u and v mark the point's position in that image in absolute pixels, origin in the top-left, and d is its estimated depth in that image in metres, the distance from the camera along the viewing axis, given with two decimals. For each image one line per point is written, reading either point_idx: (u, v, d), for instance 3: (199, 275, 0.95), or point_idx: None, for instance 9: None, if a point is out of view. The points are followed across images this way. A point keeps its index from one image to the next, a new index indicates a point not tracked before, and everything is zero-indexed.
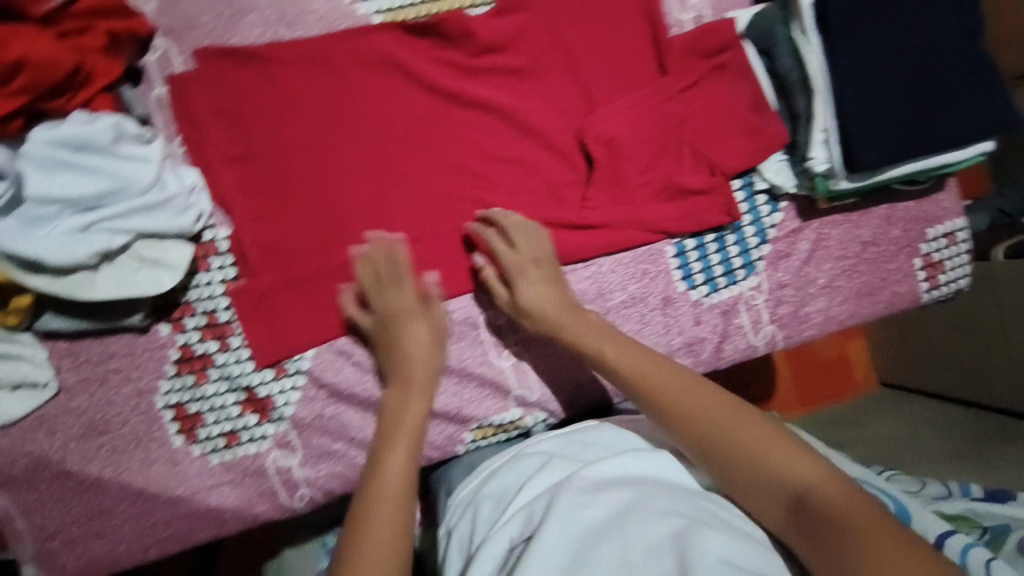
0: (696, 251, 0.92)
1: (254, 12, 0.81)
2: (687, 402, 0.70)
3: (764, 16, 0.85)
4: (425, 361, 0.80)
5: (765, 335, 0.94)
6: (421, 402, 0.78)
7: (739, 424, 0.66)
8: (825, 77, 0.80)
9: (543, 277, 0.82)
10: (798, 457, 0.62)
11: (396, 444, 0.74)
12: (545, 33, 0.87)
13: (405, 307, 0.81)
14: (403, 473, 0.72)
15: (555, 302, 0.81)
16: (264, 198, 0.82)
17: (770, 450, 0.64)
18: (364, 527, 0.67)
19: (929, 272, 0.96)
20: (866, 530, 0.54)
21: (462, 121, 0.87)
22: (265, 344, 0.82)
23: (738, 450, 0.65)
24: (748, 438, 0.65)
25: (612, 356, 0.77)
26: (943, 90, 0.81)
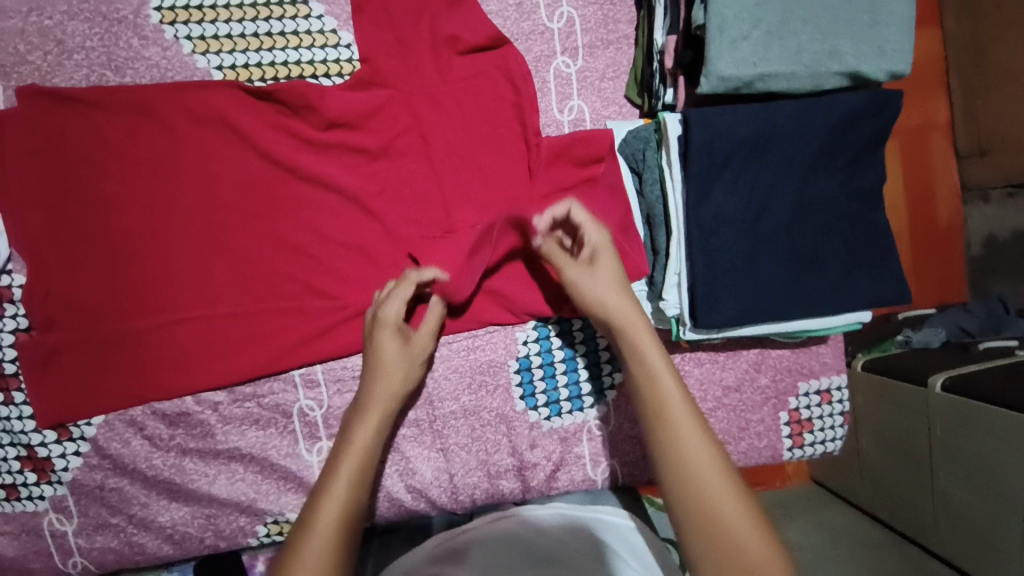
0: (542, 368, 0.85)
1: (80, 52, 0.76)
2: (687, 427, 0.57)
3: (636, 136, 0.78)
4: (399, 372, 0.74)
5: (605, 470, 0.87)
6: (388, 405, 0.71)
7: (727, 479, 0.54)
8: (681, 218, 0.73)
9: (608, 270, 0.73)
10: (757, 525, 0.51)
11: (361, 428, 0.68)
12: (403, 113, 0.80)
13: (386, 335, 0.74)
14: (368, 444, 0.67)
15: (622, 299, 0.70)
16: (70, 250, 0.77)
17: (714, 473, 0.54)
18: (329, 491, 0.61)
19: (796, 430, 0.88)
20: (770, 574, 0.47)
21: (299, 196, 0.80)
22: (45, 404, 0.77)
23: (699, 488, 0.53)
24: (688, 438, 0.56)
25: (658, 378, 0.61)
26: (810, 251, 0.74)
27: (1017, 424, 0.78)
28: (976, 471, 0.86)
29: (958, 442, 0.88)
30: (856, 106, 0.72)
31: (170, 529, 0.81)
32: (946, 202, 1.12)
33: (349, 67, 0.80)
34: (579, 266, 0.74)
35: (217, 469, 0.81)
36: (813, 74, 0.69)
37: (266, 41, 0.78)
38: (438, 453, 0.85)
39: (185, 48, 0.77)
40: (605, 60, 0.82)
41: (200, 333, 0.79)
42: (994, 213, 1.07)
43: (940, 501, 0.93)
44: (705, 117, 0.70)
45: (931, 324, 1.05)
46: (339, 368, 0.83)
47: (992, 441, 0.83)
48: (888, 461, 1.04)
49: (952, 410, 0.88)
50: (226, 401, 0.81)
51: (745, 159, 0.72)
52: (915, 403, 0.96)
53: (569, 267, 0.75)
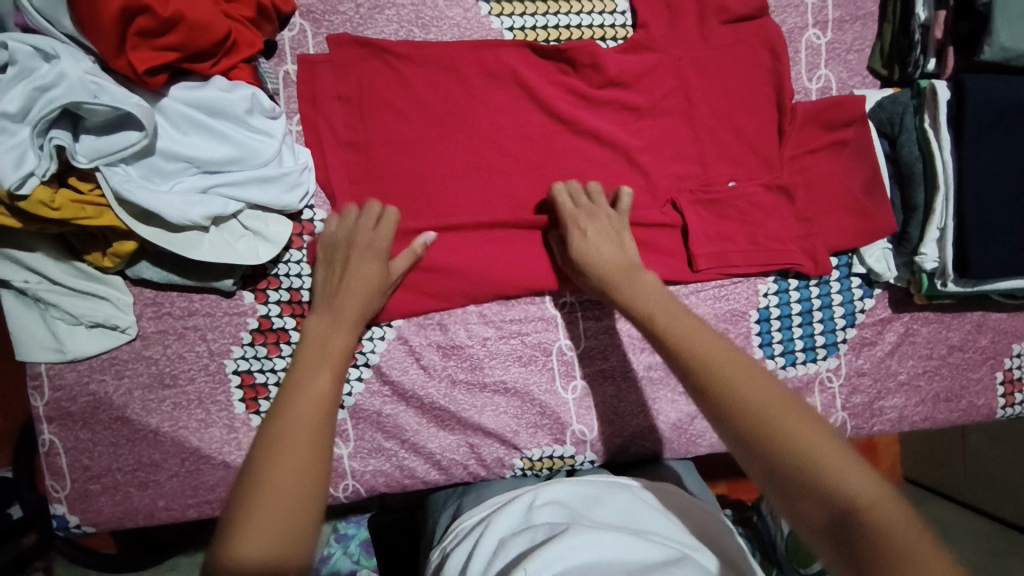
0: (779, 320, 0.90)
1: (391, 9, 0.83)
2: (702, 349, 0.62)
3: (894, 101, 0.85)
4: (362, 299, 0.75)
5: (835, 421, 0.91)
6: (345, 334, 0.72)
7: (787, 407, 0.54)
8: (951, 175, 0.79)
9: (606, 232, 0.79)
10: (807, 428, 0.52)
11: (320, 369, 0.65)
12: (670, 75, 0.87)
13: (362, 263, 0.76)
14: (337, 364, 0.67)
15: (606, 251, 0.77)
16: (370, 189, 0.83)
17: (756, 402, 0.55)
18: (272, 457, 0.54)
19: (1009, 389, 0.93)
20: (854, 480, 0.48)
21: (573, 149, 0.86)
22: None
23: (767, 425, 0.53)
24: (733, 373, 0.58)
25: (663, 322, 0.67)
26: None
27: None
28: None
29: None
30: None
31: (439, 456, 0.86)
32: None
33: (625, 33, 0.88)
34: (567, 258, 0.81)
35: (482, 401, 0.86)
36: None
37: (552, 6, 0.86)
38: (681, 396, 0.90)
39: (483, 10, 0.85)
40: (853, 34, 0.89)
41: (475, 269, 0.83)
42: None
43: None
44: (981, 81, 0.78)
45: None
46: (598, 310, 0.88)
47: None
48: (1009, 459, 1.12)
49: None
50: (494, 337, 0.86)
51: (1012, 122, 0.78)
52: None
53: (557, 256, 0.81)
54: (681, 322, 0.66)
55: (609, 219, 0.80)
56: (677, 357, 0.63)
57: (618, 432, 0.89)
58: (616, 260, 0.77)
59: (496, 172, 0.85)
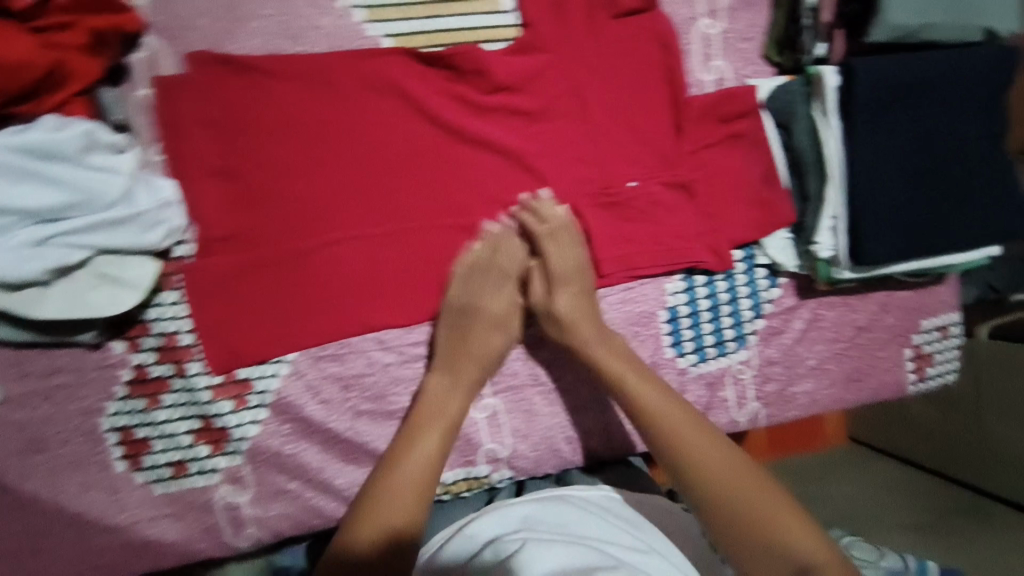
0: (688, 317, 0.90)
1: (257, 20, 0.76)
2: (658, 403, 0.77)
3: (787, 92, 0.83)
4: (479, 361, 0.81)
5: (748, 412, 0.92)
6: (463, 390, 0.80)
7: (737, 459, 0.73)
8: (841, 164, 0.78)
9: (548, 292, 0.83)
10: (757, 479, 0.71)
11: (429, 431, 0.77)
12: (562, 75, 0.83)
13: (476, 329, 0.81)
14: (448, 422, 0.78)
15: (573, 305, 0.81)
16: (248, 219, 0.78)
17: (709, 459, 0.73)
18: (394, 483, 0.73)
19: (917, 364, 0.94)
20: (791, 525, 0.67)
21: (465, 160, 0.82)
22: (229, 366, 0.79)
23: (703, 467, 0.72)
24: (699, 435, 0.75)
25: (610, 366, 0.80)
26: (967, 191, 0.80)
27: None
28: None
29: (1007, 384, 1.06)
30: (994, 57, 0.79)
31: (346, 491, 0.84)
32: None
33: (511, 33, 0.83)
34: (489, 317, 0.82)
35: (390, 430, 0.84)
36: (960, 25, 0.75)
37: (432, 8, 0.80)
38: (595, 403, 0.90)
39: (357, 17, 0.78)
40: (746, 21, 0.86)
41: (371, 295, 0.82)
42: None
43: (988, 443, 1.09)
44: (873, 65, 0.74)
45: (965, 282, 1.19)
46: None
47: None
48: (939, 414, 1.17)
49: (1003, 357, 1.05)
50: (397, 362, 0.84)
51: (907, 104, 0.76)
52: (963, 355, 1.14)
53: (467, 321, 0.81)
54: (612, 350, 0.81)
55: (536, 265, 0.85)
56: (630, 400, 0.78)
57: (534, 446, 0.89)
58: (576, 312, 0.81)
59: (385, 192, 0.81)
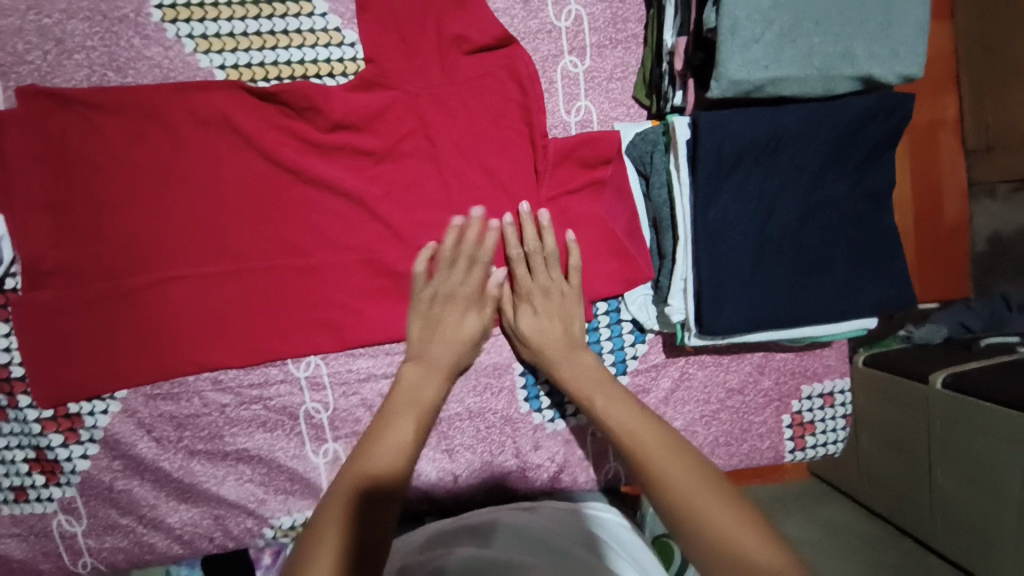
0: (547, 371, 0.86)
1: (81, 52, 0.75)
2: (621, 418, 0.67)
3: (644, 138, 0.78)
4: (456, 347, 0.77)
5: (609, 471, 0.89)
6: (434, 384, 0.75)
7: (679, 451, 0.62)
8: (688, 225, 0.73)
9: (467, 317, 0.78)
10: (696, 473, 0.59)
11: (401, 416, 0.70)
12: (408, 112, 0.79)
13: (456, 298, 0.78)
14: (426, 405, 0.72)
15: (475, 327, 0.78)
16: (74, 253, 0.76)
17: (655, 458, 0.61)
18: (366, 453, 0.65)
19: (797, 432, 0.89)
20: (741, 533, 0.52)
21: (304, 199, 0.79)
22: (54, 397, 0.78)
23: (646, 457, 0.62)
24: (648, 437, 0.64)
25: (565, 373, 0.76)
26: (832, 254, 0.74)
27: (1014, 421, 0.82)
28: (976, 471, 0.90)
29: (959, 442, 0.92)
30: (870, 110, 0.71)
31: (179, 529, 0.83)
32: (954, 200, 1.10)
33: (356, 67, 0.79)
34: (424, 326, 0.78)
35: (225, 470, 0.82)
36: (824, 77, 0.67)
37: (268, 40, 0.77)
38: (443, 455, 0.85)
39: (187, 48, 0.76)
40: (613, 60, 0.81)
41: (200, 334, 0.79)
42: (998, 211, 1.09)
43: (938, 497, 0.97)
44: (717, 120, 0.69)
45: (933, 323, 1.09)
46: (340, 363, 0.83)
47: (989, 439, 0.87)
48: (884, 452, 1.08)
49: (955, 408, 0.91)
50: (232, 404, 0.81)
51: (759, 163, 0.71)
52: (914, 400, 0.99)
53: (421, 317, 0.78)
54: (595, 379, 0.74)
55: (468, 286, 0.77)
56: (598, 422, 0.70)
57: None
58: (460, 335, 0.78)
59: (217, 229, 0.78)
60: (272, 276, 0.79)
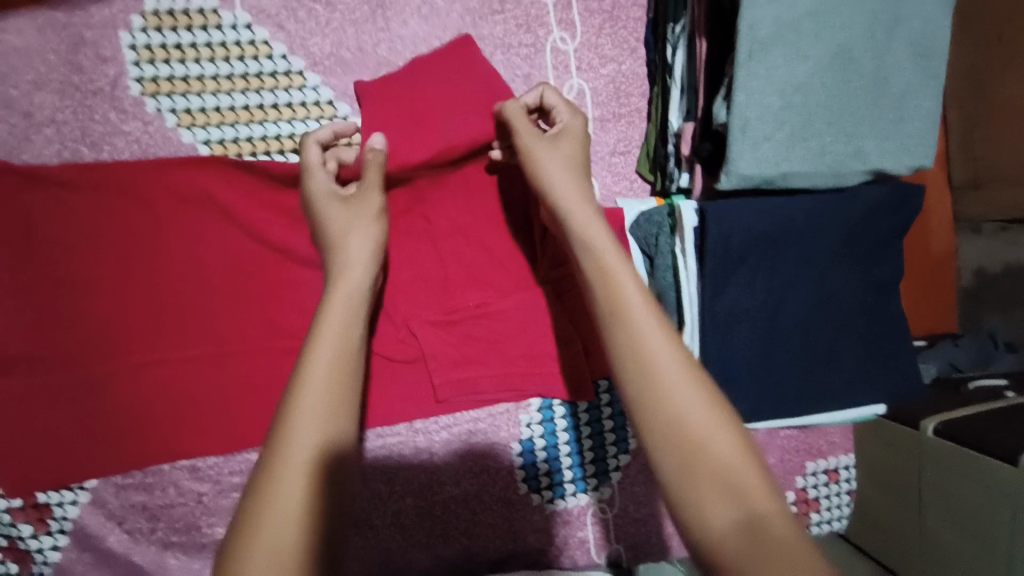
0: (546, 451, 0.83)
1: (51, 126, 0.70)
2: (645, 327, 0.45)
3: (649, 220, 0.73)
4: (361, 273, 0.53)
5: (610, 554, 0.86)
6: (346, 305, 0.50)
7: (725, 433, 0.41)
8: (695, 312, 0.71)
9: (371, 181, 0.60)
10: (741, 454, 0.40)
11: (311, 400, 0.43)
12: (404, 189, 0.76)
13: (358, 209, 0.58)
14: (343, 343, 0.47)
15: (376, 197, 0.59)
16: (45, 339, 0.71)
17: (692, 458, 0.40)
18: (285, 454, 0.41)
19: (802, 509, 0.87)
20: None
21: (293, 279, 0.76)
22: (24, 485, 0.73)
23: (678, 421, 0.41)
24: (678, 375, 0.43)
25: (576, 223, 0.53)
26: (841, 344, 0.72)
27: None
28: None
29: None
30: (878, 202, 0.70)
31: None
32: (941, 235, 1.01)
33: None
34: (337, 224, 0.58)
35: (203, 562, 0.78)
36: (835, 174, 0.66)
37: (256, 114, 0.73)
38: (438, 540, 0.82)
39: (169, 122, 0.71)
40: (616, 135, 0.79)
41: (181, 421, 0.74)
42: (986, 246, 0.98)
43: None
44: (723, 210, 0.68)
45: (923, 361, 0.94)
46: None
47: None
48: None
49: None
50: (212, 493, 0.77)
51: (769, 250, 0.69)
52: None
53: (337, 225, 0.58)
54: (613, 260, 0.49)
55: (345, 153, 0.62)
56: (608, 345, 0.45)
57: None
58: (376, 210, 0.58)
59: (201, 310, 0.74)
60: (259, 360, 0.75)
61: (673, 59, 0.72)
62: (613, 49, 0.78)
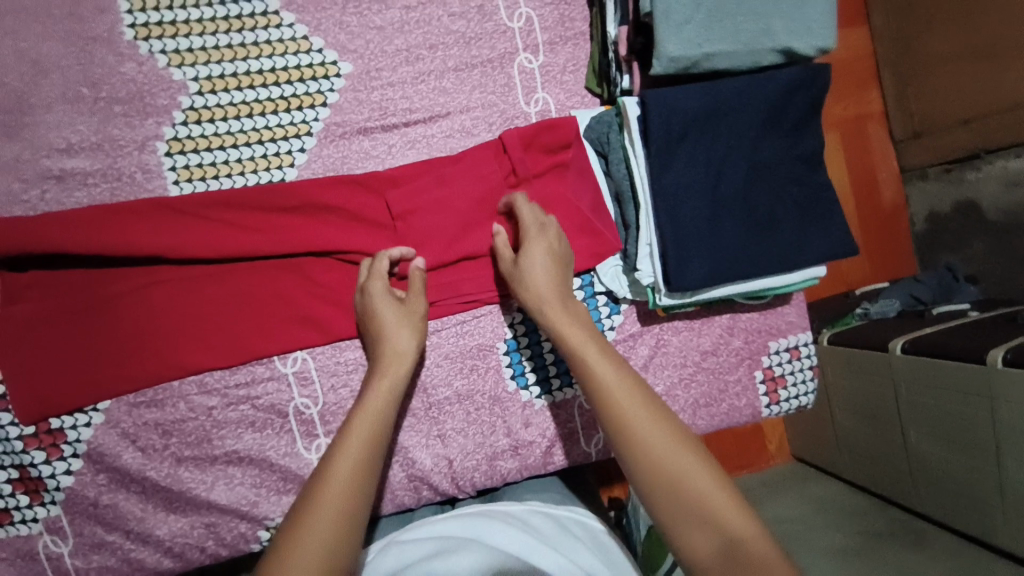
0: (529, 348, 0.89)
1: (58, 73, 0.78)
2: (615, 384, 0.67)
3: (600, 121, 0.84)
4: (400, 365, 0.75)
5: (597, 442, 0.92)
6: (386, 390, 0.73)
7: (686, 452, 0.62)
8: (648, 192, 0.79)
9: (404, 314, 0.77)
10: (698, 465, 0.61)
11: (351, 439, 0.68)
12: (379, 112, 0.85)
13: (397, 319, 0.76)
14: (381, 408, 0.71)
15: (410, 318, 0.77)
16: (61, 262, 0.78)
17: (669, 469, 0.61)
18: (326, 483, 0.64)
19: (770, 387, 0.94)
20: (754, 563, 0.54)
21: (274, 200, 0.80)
22: (34, 404, 0.77)
23: (646, 450, 0.62)
24: (642, 414, 0.64)
25: (550, 311, 0.74)
26: (781, 210, 0.80)
27: (973, 375, 0.86)
28: (943, 427, 0.94)
29: (925, 400, 0.96)
30: (794, 80, 0.79)
31: (169, 542, 0.82)
32: (887, 184, 1.32)
33: (325, 71, 0.83)
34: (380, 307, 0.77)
35: (215, 475, 0.82)
36: (751, 51, 0.75)
37: (239, 52, 0.81)
38: (436, 440, 0.87)
39: (161, 62, 0.80)
40: (565, 55, 0.89)
41: (182, 335, 0.79)
42: (931, 188, 1.25)
43: (913, 458, 1.01)
44: (662, 96, 0.76)
45: (886, 297, 1.15)
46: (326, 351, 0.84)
47: (953, 395, 0.91)
48: (860, 422, 1.12)
49: (913, 369, 0.96)
50: (221, 405, 0.82)
51: (706, 130, 0.78)
52: (878, 367, 1.04)
53: (373, 321, 0.76)
54: (585, 339, 0.71)
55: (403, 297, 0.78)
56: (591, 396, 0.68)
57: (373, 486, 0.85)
58: (411, 326, 0.76)
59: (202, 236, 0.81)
60: (258, 276, 0.82)
61: None
62: None
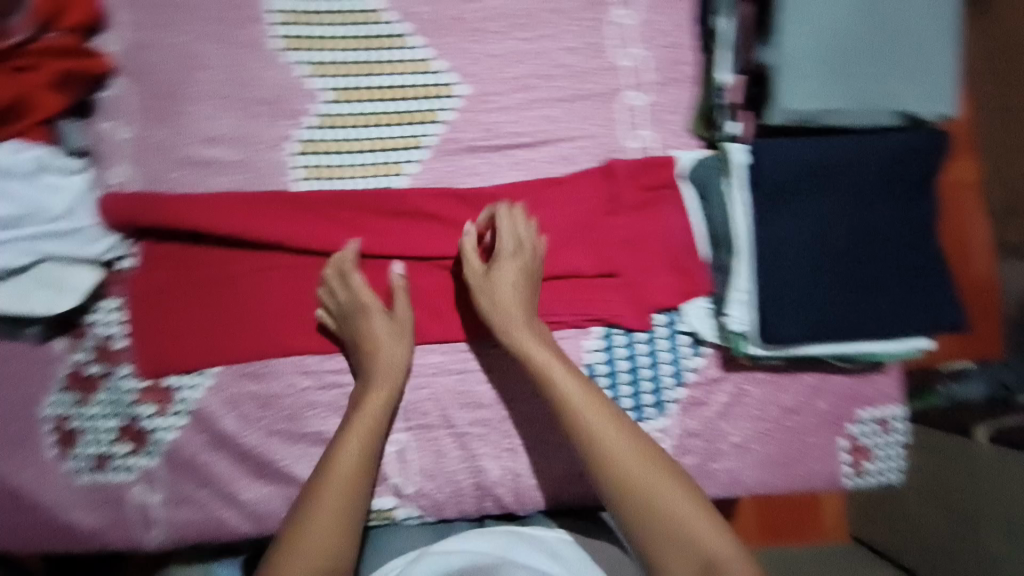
0: (605, 376, 0.87)
1: (211, 69, 0.86)
2: (580, 400, 0.75)
3: (704, 164, 0.85)
4: (391, 379, 0.81)
5: None
6: (384, 391, 0.80)
7: (636, 454, 0.72)
8: (749, 241, 0.80)
9: (522, 279, 0.81)
10: (641, 462, 0.72)
11: (348, 435, 0.78)
12: (491, 134, 0.89)
13: (509, 284, 0.80)
14: (373, 414, 0.79)
15: (525, 295, 0.81)
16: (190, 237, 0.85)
17: (619, 461, 0.72)
18: (322, 493, 0.75)
19: (851, 454, 0.91)
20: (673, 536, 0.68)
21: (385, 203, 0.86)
22: (154, 358, 0.84)
23: (602, 451, 0.72)
24: (595, 422, 0.74)
25: (509, 325, 0.79)
26: (885, 274, 0.79)
27: None
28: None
29: (1011, 493, 0.88)
30: (907, 144, 0.78)
31: (253, 506, 0.86)
32: None
33: (442, 91, 0.89)
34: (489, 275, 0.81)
35: (299, 453, 0.86)
36: (867, 112, 0.76)
37: (371, 68, 0.88)
38: (507, 452, 0.88)
39: (301, 72, 0.87)
40: (673, 97, 0.91)
41: (286, 318, 0.85)
42: None
43: (984, 554, 0.92)
44: (774, 147, 0.78)
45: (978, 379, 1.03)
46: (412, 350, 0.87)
47: None
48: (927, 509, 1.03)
49: (1003, 458, 0.89)
50: (313, 387, 0.86)
51: (816, 186, 0.79)
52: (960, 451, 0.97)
53: (490, 286, 0.80)
54: (550, 358, 0.77)
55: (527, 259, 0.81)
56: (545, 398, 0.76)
57: (441, 487, 0.88)
58: (524, 298, 0.81)
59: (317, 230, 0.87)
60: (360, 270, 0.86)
61: (725, 28, 0.83)
62: (670, 26, 0.91)
